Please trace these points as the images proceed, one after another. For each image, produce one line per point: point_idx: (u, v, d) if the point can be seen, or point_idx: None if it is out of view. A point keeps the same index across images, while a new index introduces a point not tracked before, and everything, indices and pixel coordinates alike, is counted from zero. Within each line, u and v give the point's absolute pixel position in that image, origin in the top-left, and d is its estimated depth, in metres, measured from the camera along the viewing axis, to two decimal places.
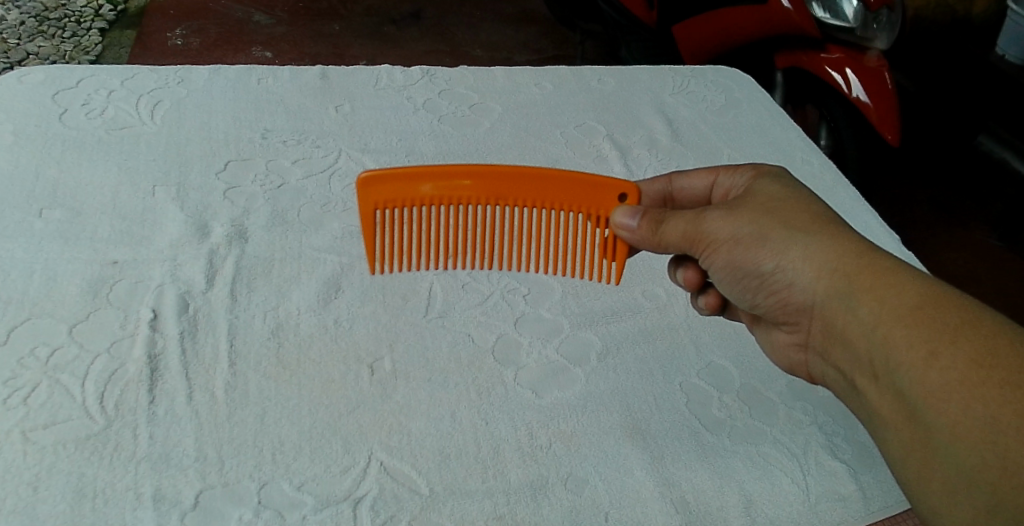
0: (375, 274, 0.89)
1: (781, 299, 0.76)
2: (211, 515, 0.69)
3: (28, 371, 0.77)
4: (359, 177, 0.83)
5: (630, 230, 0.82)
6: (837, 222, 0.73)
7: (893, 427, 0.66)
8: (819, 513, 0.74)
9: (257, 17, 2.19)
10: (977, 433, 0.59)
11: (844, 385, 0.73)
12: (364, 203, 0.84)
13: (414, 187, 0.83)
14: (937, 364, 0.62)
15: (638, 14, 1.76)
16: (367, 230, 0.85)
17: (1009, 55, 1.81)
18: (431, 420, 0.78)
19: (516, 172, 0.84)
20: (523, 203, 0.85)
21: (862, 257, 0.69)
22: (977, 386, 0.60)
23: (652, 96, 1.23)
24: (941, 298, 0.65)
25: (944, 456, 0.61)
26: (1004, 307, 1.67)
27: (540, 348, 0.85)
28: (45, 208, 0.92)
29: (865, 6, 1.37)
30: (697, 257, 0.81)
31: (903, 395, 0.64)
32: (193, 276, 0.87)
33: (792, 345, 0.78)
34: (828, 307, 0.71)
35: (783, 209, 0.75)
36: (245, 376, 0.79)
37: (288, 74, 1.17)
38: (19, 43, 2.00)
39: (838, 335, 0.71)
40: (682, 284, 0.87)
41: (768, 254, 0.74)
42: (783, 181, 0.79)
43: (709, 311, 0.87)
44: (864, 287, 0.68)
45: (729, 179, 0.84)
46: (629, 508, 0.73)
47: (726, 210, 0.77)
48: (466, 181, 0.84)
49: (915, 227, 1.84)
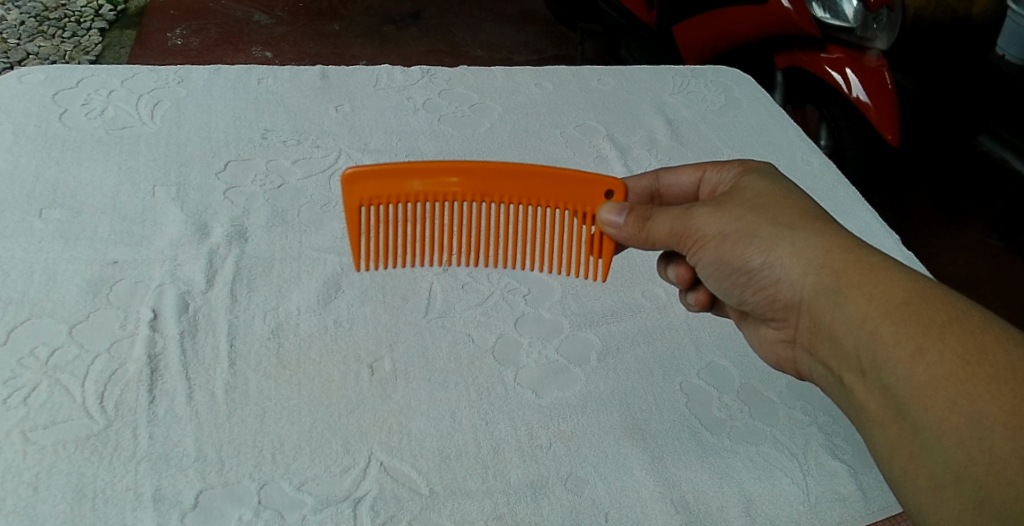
0: (363, 271, 0.90)
1: (768, 296, 0.76)
2: (211, 516, 0.69)
3: (28, 371, 0.77)
4: (342, 173, 0.83)
5: (616, 227, 0.82)
6: (825, 218, 0.74)
7: (881, 424, 0.66)
8: (819, 513, 0.74)
9: (257, 17, 2.19)
10: (963, 429, 0.59)
11: (832, 381, 0.73)
12: (348, 201, 0.83)
13: (403, 183, 0.84)
14: (924, 360, 0.62)
15: (638, 14, 1.75)
16: (351, 228, 0.85)
17: (1009, 55, 1.82)
18: (432, 420, 0.78)
19: (503, 168, 0.84)
20: (511, 200, 0.85)
21: (850, 253, 0.70)
22: (964, 381, 0.60)
23: (652, 96, 1.23)
24: (928, 295, 0.65)
25: (930, 452, 0.61)
26: (1004, 307, 1.67)
27: (540, 348, 0.85)
28: (45, 208, 0.92)
29: (865, 6, 1.37)
30: (684, 253, 0.81)
31: (890, 391, 0.64)
32: (193, 276, 0.87)
33: (781, 342, 0.78)
34: (815, 303, 0.71)
35: (771, 205, 0.75)
36: (245, 376, 0.79)
37: (288, 74, 1.17)
38: (19, 43, 2.00)
39: (826, 331, 0.71)
40: (673, 281, 0.87)
41: (756, 250, 0.74)
42: (771, 177, 0.79)
43: (698, 307, 0.87)
44: (851, 283, 0.68)
45: (716, 175, 0.84)
46: (629, 508, 0.73)
47: (714, 207, 0.77)
48: (454, 177, 0.84)
49: (915, 227, 1.84)
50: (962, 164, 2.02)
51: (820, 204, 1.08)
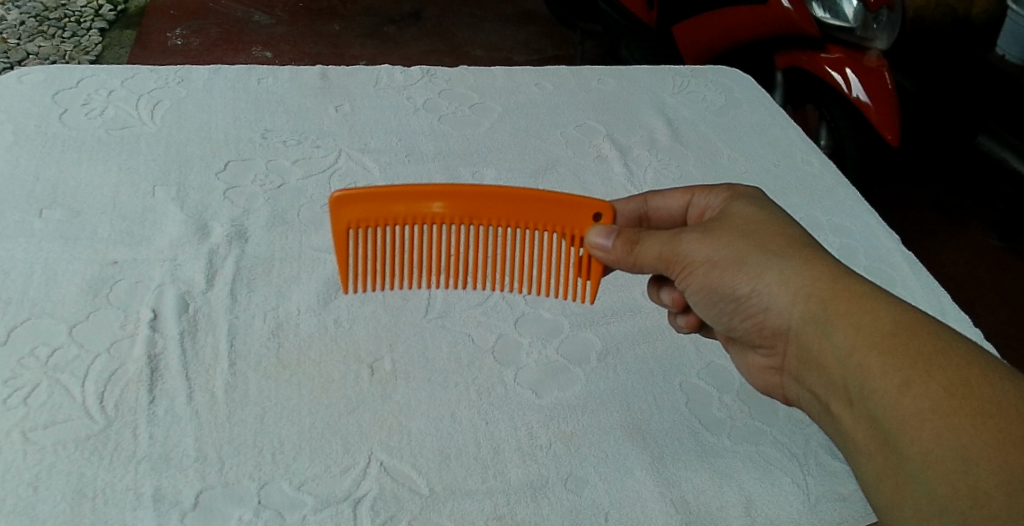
0: (348, 291, 0.87)
1: (756, 323, 0.76)
2: (211, 516, 0.69)
3: (28, 371, 0.77)
4: (331, 196, 0.82)
5: (603, 250, 0.82)
6: (811, 246, 0.74)
7: (868, 455, 0.66)
8: (819, 513, 0.74)
9: (257, 18, 2.19)
10: (949, 463, 0.60)
11: (819, 408, 0.73)
12: (336, 223, 0.83)
13: (390, 206, 0.83)
14: (911, 392, 0.63)
15: (638, 13, 1.76)
16: (339, 248, 0.84)
17: (1010, 55, 1.81)
18: (431, 420, 0.78)
19: (493, 192, 0.83)
20: (500, 223, 0.85)
21: (837, 282, 0.70)
22: (950, 415, 0.61)
23: (652, 96, 1.23)
24: (915, 325, 0.65)
25: (917, 484, 0.62)
26: (1004, 307, 1.67)
27: (540, 348, 0.85)
28: (45, 208, 0.92)
29: (865, 6, 1.37)
30: (672, 277, 0.81)
31: (877, 422, 0.64)
32: (193, 276, 0.87)
33: (767, 368, 0.78)
34: (803, 332, 0.71)
35: (758, 232, 0.75)
36: (245, 376, 0.79)
37: (289, 74, 1.17)
38: (19, 43, 2.00)
39: (813, 360, 0.71)
40: (667, 305, 0.86)
41: (744, 278, 0.74)
42: (758, 202, 0.79)
43: (688, 329, 0.86)
44: (838, 313, 0.68)
45: (704, 199, 0.84)
46: (629, 508, 0.73)
47: (702, 233, 0.77)
48: (442, 202, 0.83)
49: (915, 228, 1.84)
50: (962, 164, 2.02)
51: (820, 204, 1.08)
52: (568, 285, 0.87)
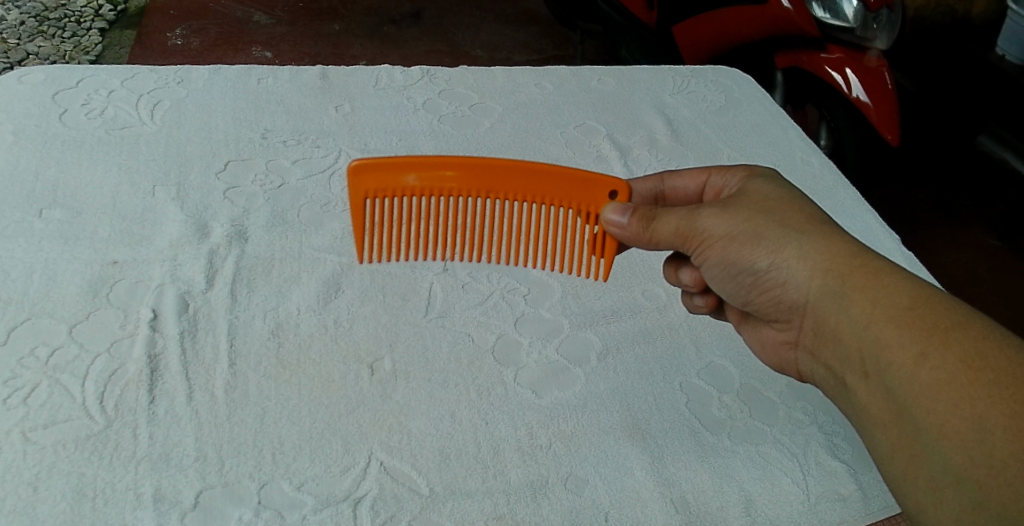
0: (363, 264, 0.90)
1: (773, 298, 0.76)
2: (211, 516, 0.69)
3: (28, 371, 0.77)
4: (350, 165, 0.83)
5: (619, 227, 0.81)
6: (830, 223, 0.74)
7: (881, 426, 0.66)
8: (819, 513, 0.74)
9: (257, 17, 2.19)
10: (964, 432, 0.60)
11: (834, 382, 0.73)
12: (354, 193, 0.83)
13: (404, 177, 0.83)
14: (928, 363, 0.63)
15: (638, 14, 1.75)
16: (356, 221, 0.85)
17: (1010, 55, 1.82)
18: (431, 420, 0.78)
19: (510, 165, 0.83)
20: (514, 197, 0.85)
21: (856, 258, 0.70)
22: (966, 386, 0.61)
23: (653, 96, 1.23)
24: (931, 301, 0.65)
25: (930, 454, 0.62)
26: (1004, 308, 1.67)
27: (540, 348, 0.85)
28: (45, 208, 0.92)
29: (865, 6, 1.37)
30: (689, 254, 0.81)
31: (893, 394, 0.65)
32: (193, 275, 0.87)
33: (782, 343, 0.79)
34: (820, 306, 0.71)
35: (778, 209, 0.75)
36: (245, 376, 0.79)
37: (288, 74, 1.17)
38: (19, 43, 2.00)
39: (830, 333, 0.71)
40: (687, 285, 0.85)
41: (762, 253, 0.74)
42: (776, 182, 0.79)
43: (705, 309, 0.87)
44: (856, 287, 0.68)
45: (722, 180, 0.84)
46: (628, 508, 0.73)
47: (720, 208, 0.77)
48: (455, 172, 0.84)
49: (916, 227, 1.84)
50: (963, 164, 2.01)
51: (819, 203, 1.08)
52: (581, 262, 0.88)
